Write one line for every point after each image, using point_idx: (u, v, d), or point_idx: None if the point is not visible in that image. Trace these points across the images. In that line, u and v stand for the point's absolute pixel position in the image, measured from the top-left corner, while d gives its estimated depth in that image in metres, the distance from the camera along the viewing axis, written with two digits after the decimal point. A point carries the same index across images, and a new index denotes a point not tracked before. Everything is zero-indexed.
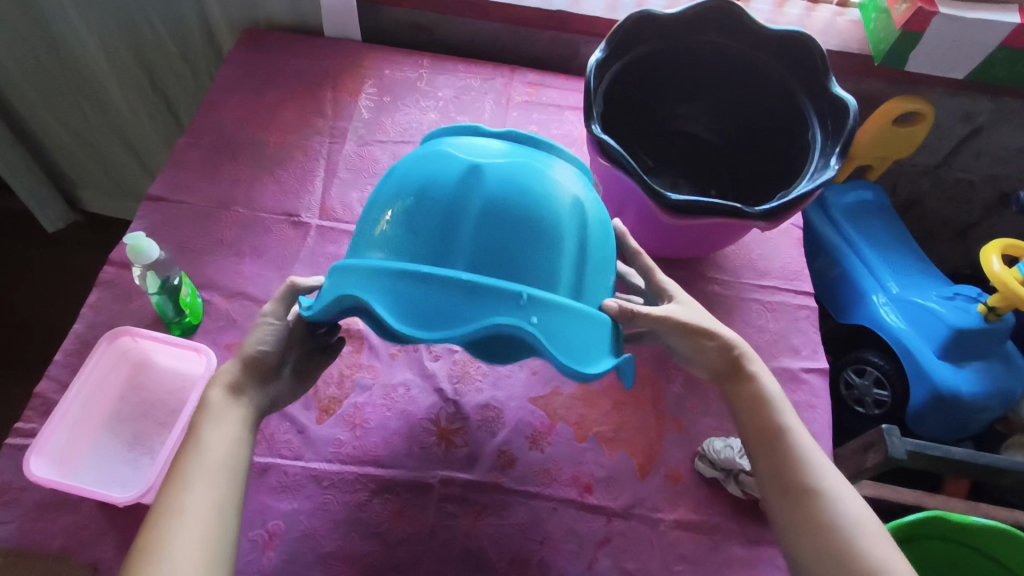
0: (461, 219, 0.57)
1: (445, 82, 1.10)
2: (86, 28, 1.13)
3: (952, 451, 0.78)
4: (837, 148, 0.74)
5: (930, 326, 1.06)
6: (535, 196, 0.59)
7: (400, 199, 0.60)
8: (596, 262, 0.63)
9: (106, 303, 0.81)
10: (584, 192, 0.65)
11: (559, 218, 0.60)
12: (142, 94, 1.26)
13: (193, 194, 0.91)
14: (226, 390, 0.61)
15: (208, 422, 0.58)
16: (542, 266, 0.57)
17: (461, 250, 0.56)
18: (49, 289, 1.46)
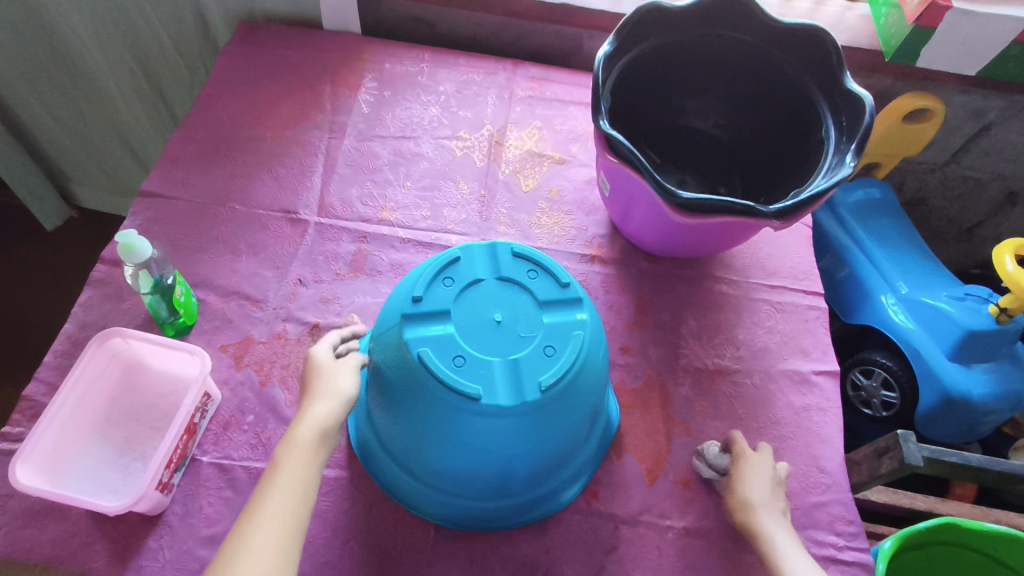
0: (423, 441, 0.63)
1: (447, 76, 1.07)
2: (78, 17, 1.10)
3: (969, 457, 0.75)
4: (852, 144, 0.72)
5: (941, 327, 1.04)
6: (490, 441, 0.61)
7: (385, 380, 0.64)
8: (564, 447, 0.67)
9: (98, 302, 0.78)
10: (569, 397, 0.63)
11: (516, 449, 0.62)
12: (137, 88, 1.24)
13: (187, 189, 0.89)
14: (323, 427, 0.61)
15: (301, 450, 0.59)
16: (495, 475, 0.65)
17: (425, 458, 0.65)
18: (42, 287, 1.43)
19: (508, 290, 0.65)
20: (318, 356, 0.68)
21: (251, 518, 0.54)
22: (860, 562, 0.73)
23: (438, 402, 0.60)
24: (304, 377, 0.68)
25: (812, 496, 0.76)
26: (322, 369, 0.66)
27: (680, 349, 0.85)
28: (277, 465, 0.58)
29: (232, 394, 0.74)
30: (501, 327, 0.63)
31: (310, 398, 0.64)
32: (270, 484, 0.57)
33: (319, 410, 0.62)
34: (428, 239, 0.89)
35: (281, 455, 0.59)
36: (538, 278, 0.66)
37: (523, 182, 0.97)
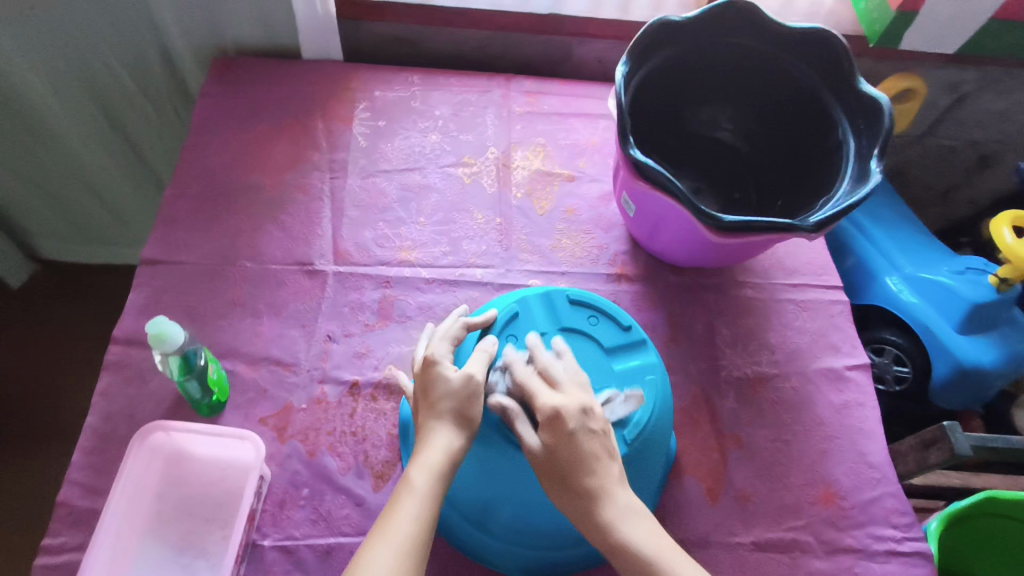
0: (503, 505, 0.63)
1: (440, 98, 1.03)
2: (28, 67, 1.00)
3: (1015, 441, 0.78)
4: (875, 149, 0.73)
5: (946, 301, 1.08)
6: None
7: None
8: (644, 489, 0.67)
9: (119, 387, 0.73)
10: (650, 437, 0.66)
11: None
12: (100, 135, 1.15)
13: (192, 252, 0.83)
14: (449, 455, 0.57)
15: (431, 477, 0.56)
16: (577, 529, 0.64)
17: (501, 522, 0.64)
18: (47, 356, 1.36)
19: (574, 340, 0.70)
20: (441, 364, 0.62)
21: (378, 541, 0.51)
22: (921, 551, 0.75)
23: (527, 460, 0.62)
24: (423, 380, 0.62)
25: (866, 492, 0.78)
26: (446, 381, 0.61)
27: (718, 361, 0.86)
28: (406, 488, 0.55)
29: (281, 469, 0.71)
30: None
31: (431, 416, 0.60)
32: (398, 508, 0.54)
33: (449, 434, 0.58)
34: (452, 276, 0.87)
35: (409, 480, 0.56)
36: (599, 323, 0.72)
37: (537, 205, 0.95)
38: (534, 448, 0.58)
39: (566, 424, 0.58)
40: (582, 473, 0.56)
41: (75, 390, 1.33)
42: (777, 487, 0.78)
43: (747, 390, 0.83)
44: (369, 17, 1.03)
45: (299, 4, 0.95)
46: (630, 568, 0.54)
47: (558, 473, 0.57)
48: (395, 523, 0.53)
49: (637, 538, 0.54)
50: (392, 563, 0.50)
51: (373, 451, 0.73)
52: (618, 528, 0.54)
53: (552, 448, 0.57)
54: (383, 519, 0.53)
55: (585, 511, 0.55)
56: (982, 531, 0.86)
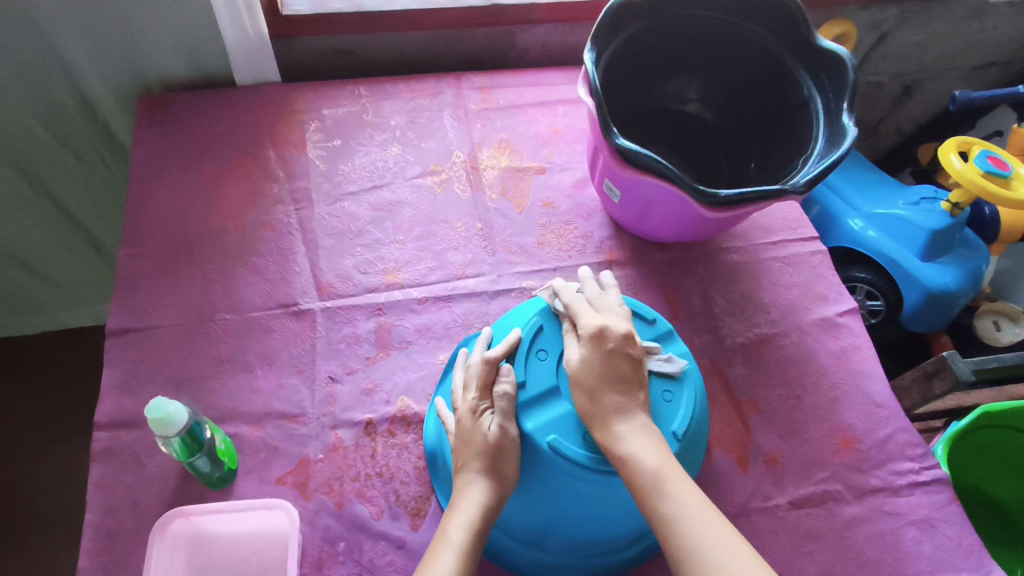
0: (559, 522, 0.62)
1: (393, 107, 0.99)
2: None
3: (1006, 358, 0.81)
4: (843, 103, 0.74)
5: (907, 233, 1.13)
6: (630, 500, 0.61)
7: None
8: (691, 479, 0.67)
9: (115, 476, 0.67)
10: (695, 430, 0.64)
11: None
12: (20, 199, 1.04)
13: (163, 313, 0.77)
14: (483, 513, 0.57)
15: (464, 536, 0.55)
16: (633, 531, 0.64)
17: (557, 537, 0.63)
18: (16, 437, 1.25)
19: None
20: (481, 415, 0.61)
21: None
22: (940, 477, 0.79)
23: (579, 478, 0.60)
24: (465, 431, 0.61)
25: (880, 431, 0.81)
26: (483, 433, 0.59)
27: (721, 331, 0.87)
28: (443, 541, 0.55)
29: (312, 527, 0.67)
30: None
31: (466, 470, 0.59)
32: (434, 562, 0.54)
33: (482, 491, 0.57)
34: (445, 292, 0.84)
35: (446, 535, 0.55)
36: None
37: (515, 204, 0.92)
38: (573, 357, 0.62)
39: (609, 341, 0.62)
40: (610, 387, 0.59)
41: (55, 467, 1.23)
42: (800, 443, 0.80)
43: (753, 354, 0.85)
44: (303, 32, 0.97)
45: (225, 29, 0.88)
46: (635, 481, 0.55)
47: (596, 376, 0.60)
48: None
49: (644, 454, 0.56)
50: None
51: (404, 488, 0.70)
52: (626, 441, 0.57)
53: (590, 354, 0.61)
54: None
55: (600, 418, 0.58)
56: (979, 441, 0.92)
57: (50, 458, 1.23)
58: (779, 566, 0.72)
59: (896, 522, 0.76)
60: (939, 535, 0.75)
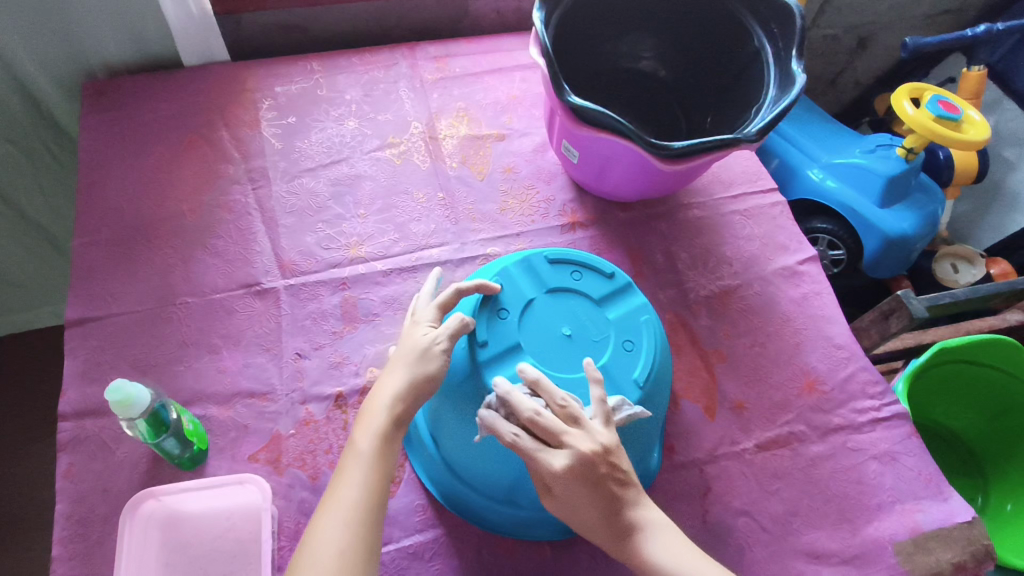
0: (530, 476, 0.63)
1: (347, 81, 0.97)
2: None
3: (959, 294, 0.84)
4: (793, 50, 0.75)
5: (864, 181, 1.15)
6: None
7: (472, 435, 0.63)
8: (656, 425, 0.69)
9: (85, 465, 0.67)
10: (657, 378, 0.66)
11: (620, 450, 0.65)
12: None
13: (123, 300, 0.76)
14: (395, 414, 0.57)
15: (375, 439, 0.55)
16: None
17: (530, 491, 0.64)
18: None
19: (563, 299, 0.68)
20: (416, 325, 0.62)
21: (326, 506, 0.52)
22: (900, 412, 0.81)
23: None
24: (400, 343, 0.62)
25: (841, 372, 0.84)
26: (412, 340, 0.60)
27: (685, 285, 0.88)
28: (352, 449, 0.55)
29: (287, 501, 0.67)
30: (574, 340, 0.66)
31: (387, 375, 0.59)
32: (345, 468, 0.54)
33: (393, 393, 0.57)
34: (409, 262, 0.84)
35: (354, 443, 0.56)
36: (584, 276, 0.70)
37: (475, 171, 0.92)
38: (559, 478, 0.54)
39: (596, 464, 0.54)
40: (609, 504, 0.55)
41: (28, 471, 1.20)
42: (764, 388, 0.82)
43: (717, 306, 0.86)
44: (249, 8, 0.94)
45: (167, 8, 0.86)
46: None
47: (589, 498, 0.55)
48: (339, 486, 0.53)
49: (664, 556, 0.55)
50: (332, 535, 0.50)
51: None
52: (644, 545, 0.55)
53: (576, 482, 0.54)
54: (333, 482, 0.54)
55: (613, 535, 0.56)
56: (934, 377, 0.96)
57: (21, 462, 1.19)
58: (749, 506, 0.74)
59: (859, 457, 0.78)
60: (900, 467, 0.78)
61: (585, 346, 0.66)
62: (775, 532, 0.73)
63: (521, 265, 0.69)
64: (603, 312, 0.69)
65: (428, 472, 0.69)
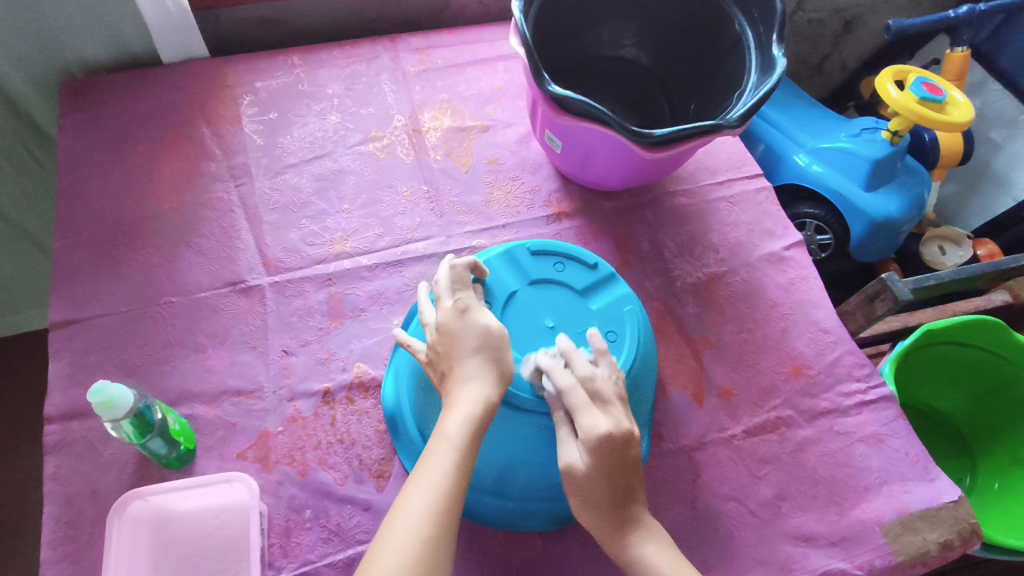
0: (518, 467, 0.63)
1: (329, 75, 0.96)
2: None
3: (943, 276, 0.84)
4: (773, 34, 0.75)
5: (851, 165, 1.15)
6: None
7: None
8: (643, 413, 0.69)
9: (72, 467, 0.66)
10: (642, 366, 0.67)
11: None
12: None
13: (106, 301, 0.75)
14: (486, 408, 0.57)
15: (467, 430, 0.56)
16: None
17: (519, 483, 0.65)
18: None
19: (546, 290, 0.68)
20: (471, 311, 0.62)
21: (415, 491, 0.52)
22: (886, 394, 0.82)
23: (533, 418, 0.62)
24: (454, 330, 0.61)
25: (827, 356, 0.84)
26: (480, 328, 0.60)
27: (672, 273, 0.88)
28: (442, 437, 0.55)
29: (276, 498, 0.68)
30: (557, 330, 0.66)
31: (462, 364, 0.59)
32: (432, 458, 0.54)
33: (481, 388, 0.58)
34: (394, 257, 0.83)
35: (446, 428, 0.56)
36: (566, 267, 0.70)
37: (460, 163, 0.92)
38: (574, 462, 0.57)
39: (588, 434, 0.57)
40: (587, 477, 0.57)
41: (21, 477, 1.18)
42: (752, 374, 0.82)
43: (704, 293, 0.86)
44: (227, 2, 0.93)
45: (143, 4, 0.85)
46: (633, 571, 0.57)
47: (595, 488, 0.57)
48: (427, 472, 0.53)
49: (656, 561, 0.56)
50: (421, 528, 0.50)
51: (366, 452, 0.71)
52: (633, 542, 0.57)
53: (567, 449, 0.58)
54: (420, 466, 0.54)
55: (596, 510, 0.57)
56: (919, 360, 0.96)
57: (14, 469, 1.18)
58: (737, 491, 0.74)
59: (846, 440, 0.79)
60: (887, 448, 0.79)
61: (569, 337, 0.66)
62: (764, 516, 0.74)
63: (501, 260, 0.69)
64: (585, 303, 0.69)
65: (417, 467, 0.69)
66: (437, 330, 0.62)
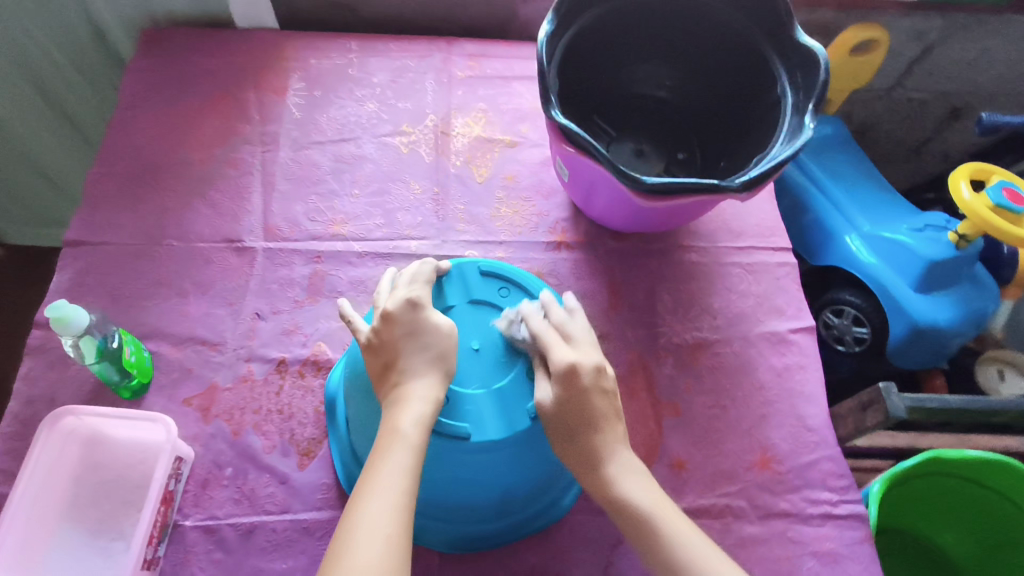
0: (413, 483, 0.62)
1: (378, 65, 0.99)
2: None
3: (949, 401, 0.76)
4: (810, 103, 0.70)
5: (903, 260, 1.06)
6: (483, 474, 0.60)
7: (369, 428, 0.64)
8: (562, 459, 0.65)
9: (41, 372, 0.72)
10: None
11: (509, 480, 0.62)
12: (57, 132, 1.09)
13: (117, 231, 0.82)
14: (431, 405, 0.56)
15: (420, 428, 0.55)
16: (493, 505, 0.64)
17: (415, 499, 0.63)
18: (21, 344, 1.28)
19: (482, 311, 0.66)
20: (426, 309, 0.61)
21: (371, 495, 0.51)
22: (856, 514, 0.74)
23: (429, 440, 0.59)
24: (406, 321, 0.60)
25: (803, 455, 0.77)
26: (432, 327, 0.60)
27: (659, 328, 0.84)
28: (396, 437, 0.54)
29: (205, 449, 0.71)
30: (479, 355, 0.63)
31: (409, 360, 0.58)
32: (390, 461, 0.52)
33: (428, 385, 0.57)
34: (385, 249, 0.85)
35: (400, 429, 0.54)
36: (511, 294, 0.67)
37: (476, 173, 0.92)
38: (545, 400, 0.58)
39: (581, 379, 0.58)
40: (588, 428, 0.58)
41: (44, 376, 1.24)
42: (712, 454, 0.77)
43: (686, 356, 0.82)
44: None
45: None
46: (630, 526, 0.56)
47: (571, 423, 0.57)
48: (387, 473, 0.52)
49: (637, 495, 0.56)
50: (385, 540, 0.48)
51: (299, 429, 0.73)
52: (618, 484, 0.57)
53: (562, 396, 0.58)
54: (374, 468, 0.53)
55: (586, 468, 0.58)
56: (921, 485, 0.85)
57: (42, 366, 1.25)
58: None
59: (797, 550, 0.72)
60: (840, 571, 0.71)
61: (491, 364, 0.62)
62: None
63: (449, 272, 0.67)
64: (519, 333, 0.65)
65: (341, 456, 0.70)
66: (385, 316, 0.61)
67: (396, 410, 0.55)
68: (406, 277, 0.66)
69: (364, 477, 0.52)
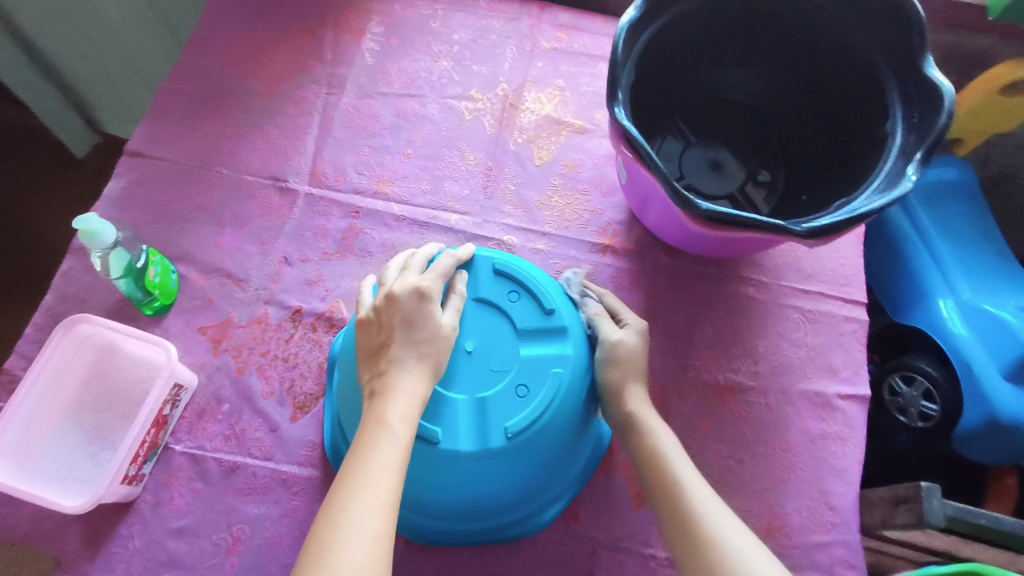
0: None
1: (463, 21, 0.94)
2: None
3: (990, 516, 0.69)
4: (919, 150, 0.59)
5: (1000, 341, 0.92)
6: (448, 481, 0.58)
7: (347, 404, 0.62)
8: (542, 481, 0.61)
9: (78, 273, 0.76)
10: (545, 431, 0.58)
11: (476, 492, 0.59)
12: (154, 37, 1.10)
13: (173, 149, 0.83)
14: (416, 402, 0.53)
15: (407, 422, 0.51)
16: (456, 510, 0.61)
17: None
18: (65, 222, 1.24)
19: (485, 313, 0.62)
20: (431, 300, 0.58)
21: (354, 492, 0.47)
22: None
23: None
24: (408, 309, 0.57)
25: (814, 535, 0.70)
26: (433, 322, 0.57)
27: (690, 360, 0.77)
28: (382, 432, 0.50)
29: (209, 380, 0.72)
30: (470, 358, 0.59)
31: (401, 348, 0.55)
32: (375, 456, 0.49)
33: (415, 380, 0.54)
34: (424, 217, 0.82)
35: (386, 422, 0.51)
36: (520, 300, 0.62)
37: (536, 154, 0.87)
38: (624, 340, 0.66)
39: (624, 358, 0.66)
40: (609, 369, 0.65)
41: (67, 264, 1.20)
42: None
43: (712, 398, 0.75)
44: None
45: None
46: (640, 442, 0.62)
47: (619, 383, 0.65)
48: (370, 471, 0.48)
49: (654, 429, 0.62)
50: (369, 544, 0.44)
51: (299, 381, 0.73)
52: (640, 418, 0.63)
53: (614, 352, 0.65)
54: (355, 461, 0.49)
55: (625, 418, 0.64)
56: None
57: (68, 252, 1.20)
58: None
59: None
60: None
61: (482, 372, 0.59)
62: None
63: (464, 262, 0.64)
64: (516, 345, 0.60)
65: (331, 420, 0.69)
66: (390, 298, 0.58)
67: (381, 400, 0.52)
68: (420, 261, 0.63)
69: (345, 471, 0.49)
